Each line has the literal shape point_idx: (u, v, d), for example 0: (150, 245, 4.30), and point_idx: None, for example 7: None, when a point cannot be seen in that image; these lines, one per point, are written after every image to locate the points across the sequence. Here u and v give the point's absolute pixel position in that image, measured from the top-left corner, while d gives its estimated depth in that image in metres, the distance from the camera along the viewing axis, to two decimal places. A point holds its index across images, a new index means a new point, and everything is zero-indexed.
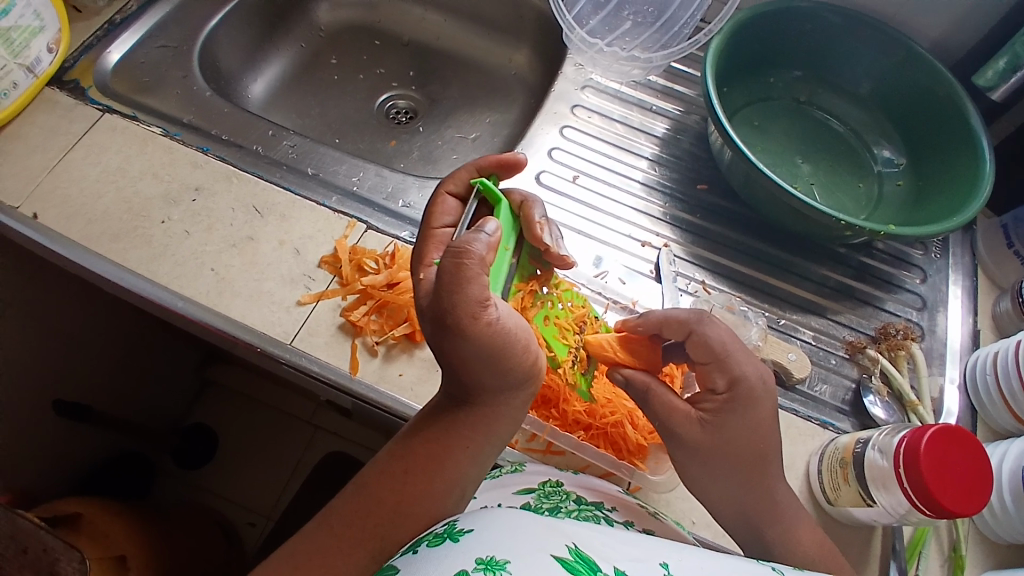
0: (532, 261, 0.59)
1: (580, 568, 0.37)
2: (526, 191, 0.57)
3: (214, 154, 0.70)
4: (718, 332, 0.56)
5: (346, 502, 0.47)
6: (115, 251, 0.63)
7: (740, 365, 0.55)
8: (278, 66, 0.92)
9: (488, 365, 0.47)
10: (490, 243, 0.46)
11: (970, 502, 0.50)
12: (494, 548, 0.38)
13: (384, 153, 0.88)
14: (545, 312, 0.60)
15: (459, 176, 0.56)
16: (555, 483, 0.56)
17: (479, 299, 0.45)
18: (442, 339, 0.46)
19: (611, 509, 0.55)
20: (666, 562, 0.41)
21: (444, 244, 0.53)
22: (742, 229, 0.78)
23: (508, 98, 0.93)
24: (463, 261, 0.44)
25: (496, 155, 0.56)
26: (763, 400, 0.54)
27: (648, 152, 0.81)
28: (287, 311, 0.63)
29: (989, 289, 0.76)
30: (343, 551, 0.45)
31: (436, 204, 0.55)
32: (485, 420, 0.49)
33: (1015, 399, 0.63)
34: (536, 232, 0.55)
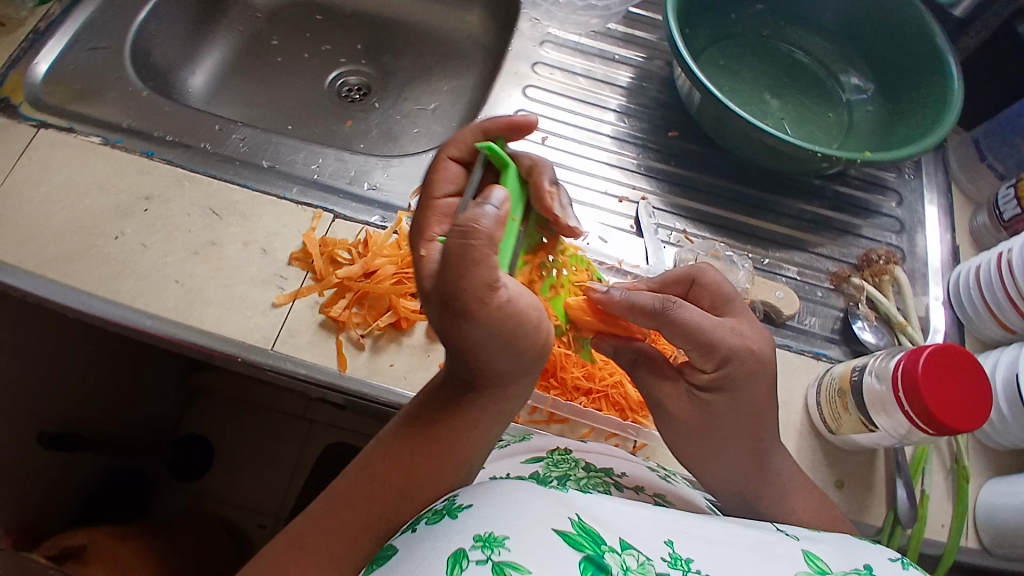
0: (540, 228, 0.57)
1: (584, 540, 0.37)
2: (537, 155, 0.53)
3: (161, 158, 0.66)
4: (691, 314, 0.52)
5: (351, 484, 0.46)
6: (72, 273, 0.60)
7: (724, 344, 0.52)
8: (218, 54, 0.86)
9: (498, 348, 0.45)
10: (497, 216, 0.41)
11: (977, 417, 0.51)
12: (491, 524, 0.37)
13: (342, 134, 0.84)
14: (551, 281, 0.59)
15: (462, 138, 0.53)
16: (563, 451, 0.56)
17: (486, 282, 0.41)
18: (451, 322, 0.43)
19: (621, 474, 0.54)
20: (670, 541, 0.40)
21: (449, 217, 0.50)
22: (716, 173, 0.76)
23: (463, 63, 0.89)
24: (468, 243, 0.40)
25: (503, 117, 0.53)
26: (759, 375, 0.53)
27: (614, 104, 0.79)
28: (264, 315, 0.60)
29: (964, 204, 0.76)
30: (347, 535, 0.44)
31: (438, 171, 0.53)
32: (494, 399, 0.49)
33: (1001, 310, 0.65)
34: (546, 202, 0.53)
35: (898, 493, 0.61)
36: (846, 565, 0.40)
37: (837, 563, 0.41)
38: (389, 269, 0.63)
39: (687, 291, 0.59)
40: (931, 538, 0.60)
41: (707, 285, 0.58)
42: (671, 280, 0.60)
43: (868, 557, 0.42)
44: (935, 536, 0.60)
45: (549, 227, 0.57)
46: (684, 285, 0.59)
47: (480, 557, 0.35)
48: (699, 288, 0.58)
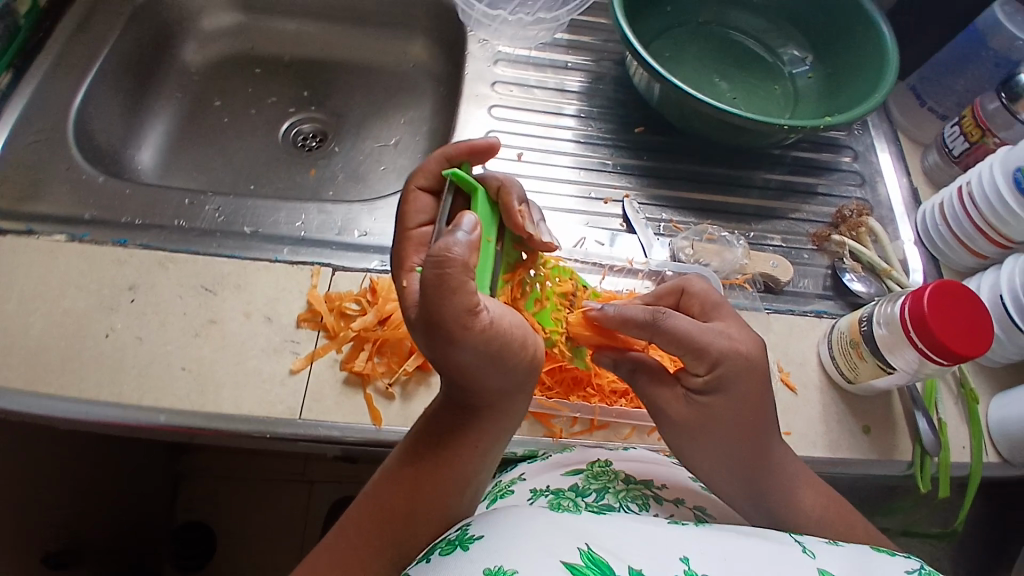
0: (516, 245, 0.57)
1: (589, 571, 0.39)
2: (501, 175, 0.54)
3: (135, 244, 0.63)
4: (682, 321, 0.53)
5: (360, 512, 0.49)
6: (68, 383, 0.56)
7: (717, 346, 0.53)
8: (160, 124, 0.83)
9: (484, 366, 0.45)
10: (468, 243, 0.41)
11: (980, 343, 0.54)
12: (499, 557, 0.39)
13: (307, 185, 0.82)
14: (535, 296, 0.60)
15: (427, 167, 0.54)
16: (602, 462, 0.57)
17: (467, 309, 0.41)
18: (433, 346, 0.43)
19: (660, 485, 0.55)
20: (685, 558, 0.42)
21: (424, 246, 0.51)
22: (686, 158, 0.79)
23: (414, 93, 0.89)
24: (445, 271, 0.40)
25: (463, 142, 0.53)
26: (751, 374, 0.54)
27: (575, 109, 0.80)
28: (284, 384, 0.58)
29: (913, 149, 0.82)
30: (361, 560, 0.47)
31: (409, 202, 0.53)
32: (494, 419, 0.50)
33: (970, 239, 0.70)
34: (518, 220, 0.53)
35: (920, 422, 0.64)
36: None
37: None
38: (403, 313, 0.62)
39: (678, 301, 0.60)
40: (957, 460, 0.64)
41: (696, 293, 0.58)
42: (662, 292, 0.60)
43: (885, 568, 0.43)
44: (960, 458, 0.64)
45: (525, 244, 0.57)
46: (675, 296, 0.60)
47: None
48: (688, 298, 0.59)
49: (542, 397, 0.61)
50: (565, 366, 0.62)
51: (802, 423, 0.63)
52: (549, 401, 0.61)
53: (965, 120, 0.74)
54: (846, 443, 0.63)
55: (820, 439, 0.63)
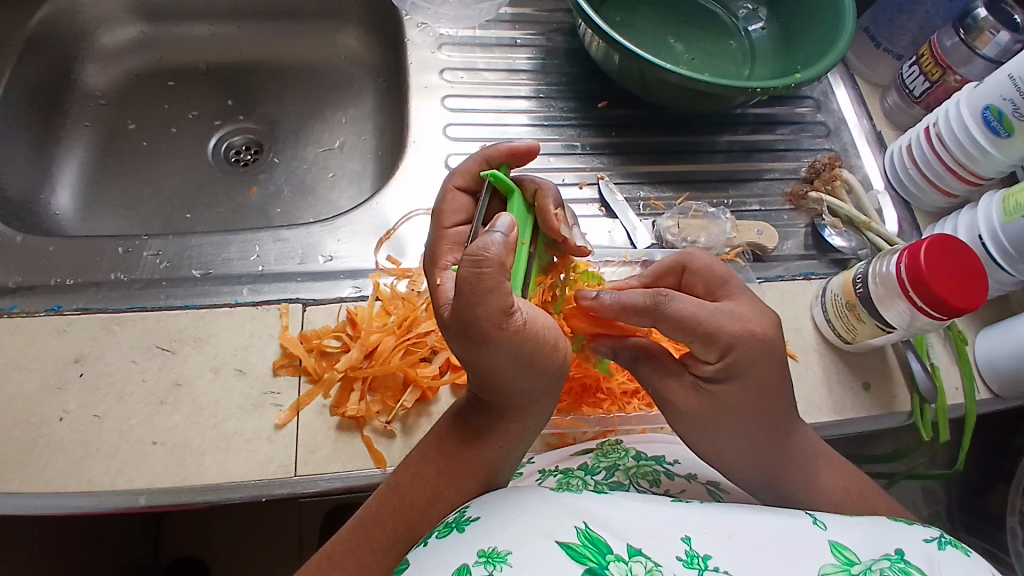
0: (549, 248, 0.53)
1: (588, 551, 0.38)
2: (539, 178, 0.50)
3: (72, 309, 0.56)
4: (688, 304, 0.47)
5: (377, 504, 0.46)
6: (24, 479, 0.50)
7: (728, 329, 0.47)
8: (71, 159, 0.74)
9: (516, 368, 0.42)
10: (506, 242, 0.39)
11: (977, 293, 0.53)
12: (494, 540, 0.39)
13: (251, 205, 0.74)
14: (564, 299, 0.56)
15: (467, 168, 0.51)
16: (612, 441, 0.55)
17: (502, 309, 0.38)
18: (467, 346, 0.40)
19: (672, 462, 0.53)
20: (686, 537, 0.41)
21: (460, 246, 0.49)
22: (652, 128, 0.75)
23: (351, 89, 0.82)
24: (481, 270, 0.37)
25: (505, 144, 0.49)
26: (765, 357, 0.48)
27: (530, 90, 0.76)
28: (271, 442, 0.53)
29: (871, 90, 0.81)
30: (373, 549, 0.44)
31: (445, 202, 0.51)
32: (520, 418, 0.48)
33: (940, 179, 0.70)
34: (555, 225, 0.49)
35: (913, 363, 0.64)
36: (875, 553, 0.40)
37: (864, 553, 0.40)
38: (389, 342, 0.57)
39: (679, 279, 0.55)
40: (952, 402, 0.64)
41: (699, 270, 0.53)
42: (661, 271, 0.55)
43: (900, 540, 0.42)
44: (954, 399, 0.65)
45: (559, 247, 0.53)
46: (675, 274, 0.55)
47: (483, 572, 0.37)
48: (690, 275, 0.54)
49: (556, 416, 0.58)
50: (571, 374, 0.58)
51: (806, 390, 0.62)
52: (565, 420, 0.58)
53: (923, 59, 0.73)
54: (850, 402, 0.62)
55: (825, 402, 0.62)
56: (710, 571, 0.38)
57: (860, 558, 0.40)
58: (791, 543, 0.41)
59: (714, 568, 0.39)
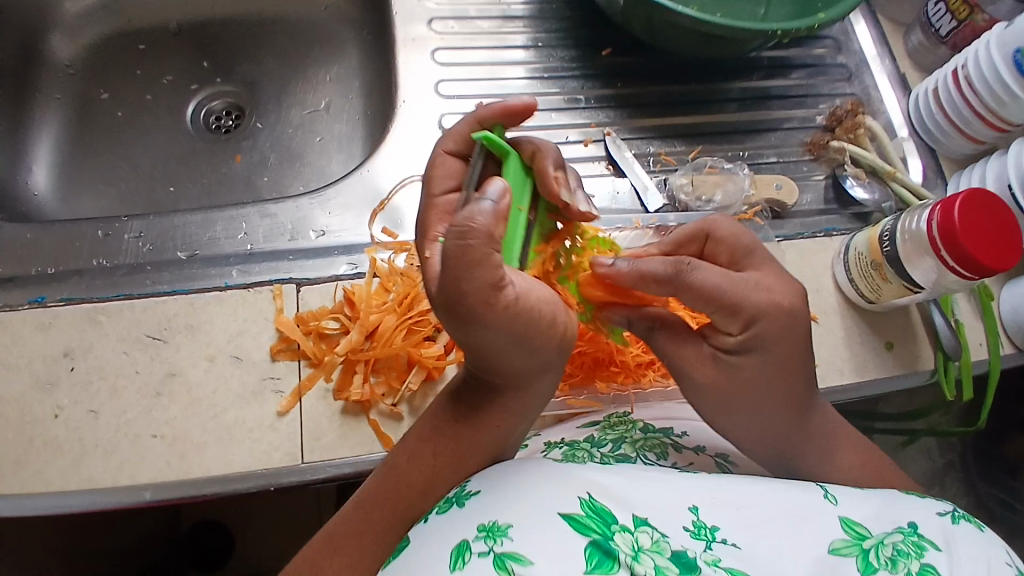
0: (551, 214, 0.49)
1: (593, 523, 0.35)
2: (537, 140, 0.45)
3: (55, 300, 0.53)
4: (710, 272, 0.45)
5: (373, 486, 0.43)
6: (20, 482, 0.48)
7: (752, 299, 0.45)
8: (44, 135, 0.70)
9: (512, 346, 0.38)
10: (498, 211, 0.34)
11: (1012, 252, 0.50)
12: (494, 514, 0.36)
13: (237, 176, 0.70)
14: (569, 270, 0.50)
15: (456, 130, 0.46)
16: (620, 414, 0.53)
17: (489, 285, 0.34)
18: (455, 327, 0.35)
19: (680, 433, 0.51)
20: (694, 506, 0.38)
21: (450, 215, 0.44)
22: (660, 77, 0.70)
23: (334, 43, 0.77)
24: (466, 244, 0.33)
25: (499, 102, 0.45)
26: (789, 331, 0.45)
27: (527, 39, 0.71)
28: (274, 431, 0.50)
29: (893, 26, 0.76)
30: (373, 535, 0.41)
31: (435, 168, 0.46)
32: (518, 396, 0.44)
33: (967, 124, 0.65)
34: (554, 188, 0.44)
35: (935, 316, 0.61)
36: (888, 526, 0.37)
37: (879, 525, 0.37)
38: (391, 321, 0.54)
39: (702, 248, 0.50)
40: (976, 358, 0.61)
41: (723, 238, 0.49)
42: (683, 239, 0.51)
43: (911, 512, 0.38)
44: (978, 355, 0.62)
45: (561, 212, 0.48)
46: (698, 242, 0.50)
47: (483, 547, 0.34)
48: (714, 244, 0.50)
49: (570, 396, 0.56)
50: (583, 349, 0.56)
51: (827, 352, 0.59)
52: (579, 399, 0.56)
53: None
54: (873, 364, 0.60)
55: (847, 364, 0.59)
56: (720, 544, 0.36)
57: (871, 533, 0.37)
58: (808, 511, 0.38)
59: (723, 540, 0.36)
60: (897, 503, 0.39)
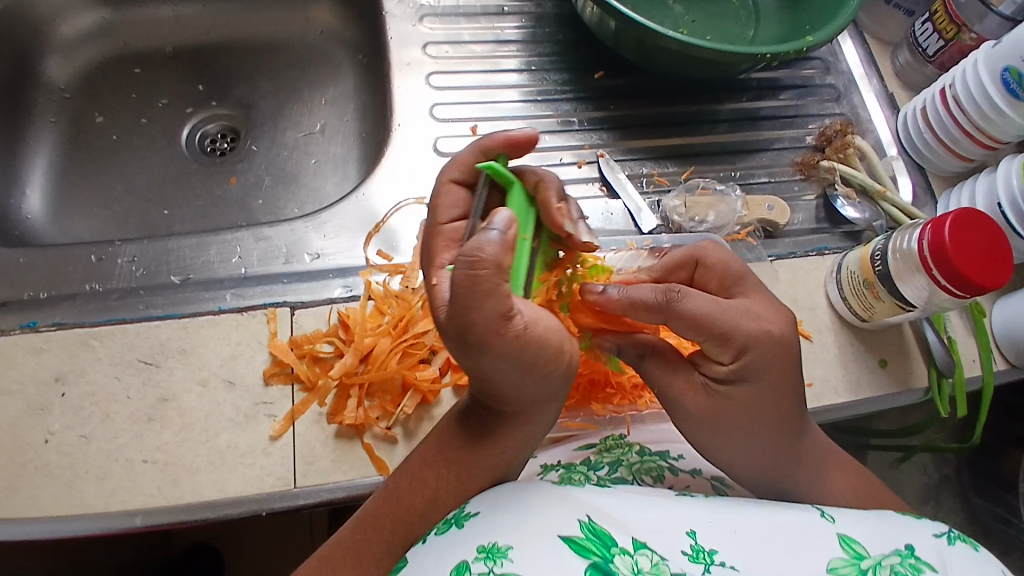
0: (553, 243, 0.48)
1: (592, 545, 0.35)
2: (541, 168, 0.45)
3: (47, 325, 0.53)
4: (701, 300, 0.45)
5: (375, 505, 0.43)
6: (9, 510, 0.47)
7: (744, 326, 0.45)
8: (39, 159, 0.70)
9: (521, 374, 0.38)
10: (504, 241, 0.34)
11: (1002, 272, 0.51)
12: (495, 533, 0.36)
13: (232, 199, 0.71)
14: (572, 298, 0.51)
15: (462, 159, 0.46)
16: (615, 436, 0.53)
17: (499, 316, 0.34)
18: (463, 354, 0.35)
19: (677, 456, 0.51)
20: (692, 530, 0.38)
21: (457, 242, 0.43)
22: (652, 98, 0.71)
23: (329, 67, 0.77)
24: (476, 273, 0.32)
25: (502, 132, 0.45)
26: (781, 358, 0.46)
27: (521, 62, 0.71)
28: (267, 455, 0.50)
29: (880, 47, 0.77)
30: (372, 554, 0.41)
31: (440, 196, 0.45)
32: (525, 422, 0.43)
33: (955, 144, 0.66)
34: (559, 220, 0.44)
35: (928, 334, 0.61)
36: (885, 547, 0.37)
37: (877, 545, 0.37)
38: (385, 344, 0.54)
39: (691, 275, 0.52)
40: (970, 375, 0.62)
41: (712, 264, 0.50)
42: (673, 266, 0.52)
43: (909, 533, 0.38)
44: (972, 372, 0.62)
45: (563, 241, 0.48)
46: (688, 269, 0.51)
47: (483, 568, 0.34)
48: (704, 271, 0.51)
49: (565, 418, 0.56)
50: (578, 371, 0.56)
51: (822, 371, 0.59)
52: (575, 421, 0.56)
53: (937, 16, 0.69)
54: (867, 382, 0.60)
55: (841, 382, 0.59)
56: (718, 567, 0.35)
57: (869, 552, 0.37)
58: (800, 534, 0.38)
59: (721, 562, 0.36)
60: (896, 524, 0.39)
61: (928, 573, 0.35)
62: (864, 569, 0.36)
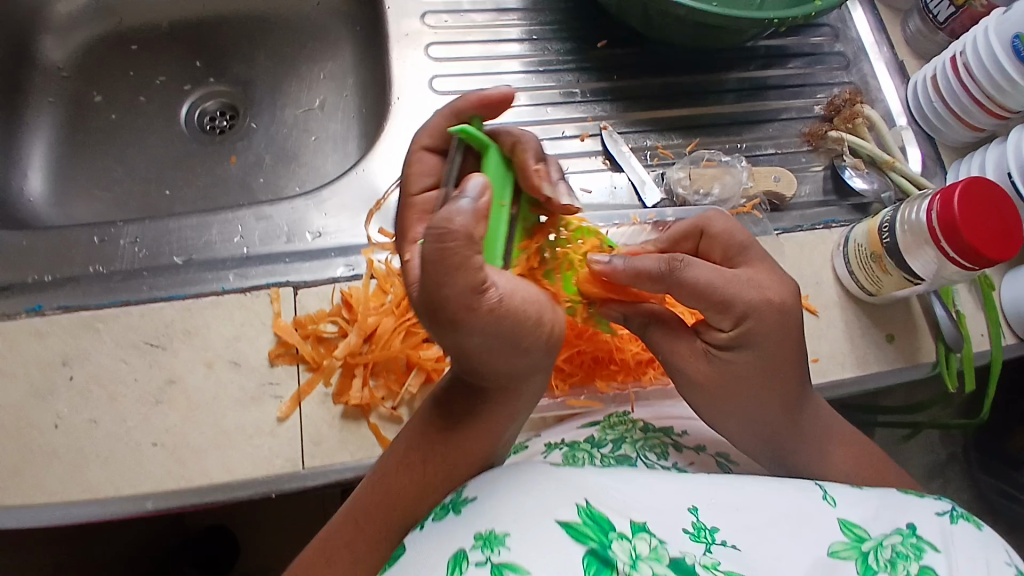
0: (534, 208, 0.46)
1: (590, 530, 0.35)
2: (516, 130, 0.43)
3: (51, 308, 0.53)
4: (703, 270, 0.45)
5: (366, 493, 0.43)
6: (22, 493, 0.48)
7: (744, 295, 0.44)
8: (37, 140, 0.69)
9: (501, 353, 0.37)
10: (476, 211, 0.33)
11: (1010, 246, 0.50)
12: (491, 521, 0.36)
13: (232, 177, 0.70)
14: (553, 264, 0.49)
15: (433, 124, 0.46)
16: (619, 413, 0.53)
17: (472, 289, 0.32)
18: (435, 332, 0.34)
19: (680, 433, 0.51)
20: (694, 506, 0.38)
21: (427, 213, 0.45)
22: (657, 69, 0.70)
23: (327, 40, 0.76)
24: (445, 245, 0.31)
25: (475, 93, 0.44)
26: (782, 329, 0.45)
27: (522, 33, 0.70)
28: (274, 435, 0.50)
29: (893, 12, 0.75)
30: (366, 542, 0.41)
31: (413, 164, 0.46)
32: (507, 401, 0.43)
33: (967, 113, 0.65)
34: (537, 183, 0.42)
35: (936, 308, 0.61)
36: (886, 528, 0.37)
37: (879, 527, 0.37)
38: (389, 324, 0.54)
39: (697, 245, 0.51)
40: (978, 350, 0.61)
41: (717, 234, 0.49)
42: (678, 237, 0.51)
43: (911, 514, 0.38)
44: (980, 347, 0.61)
45: (544, 206, 0.46)
46: (693, 239, 0.51)
47: (481, 557, 0.34)
48: (708, 241, 0.50)
49: (570, 395, 0.56)
50: (583, 347, 0.56)
51: (828, 347, 0.59)
52: (579, 399, 0.56)
53: None
54: (874, 357, 0.60)
55: (848, 358, 0.59)
56: (719, 545, 0.36)
57: (870, 535, 0.37)
58: (802, 518, 0.38)
59: (722, 541, 0.36)
60: (900, 502, 0.40)
61: (930, 553, 0.36)
62: (865, 551, 0.36)
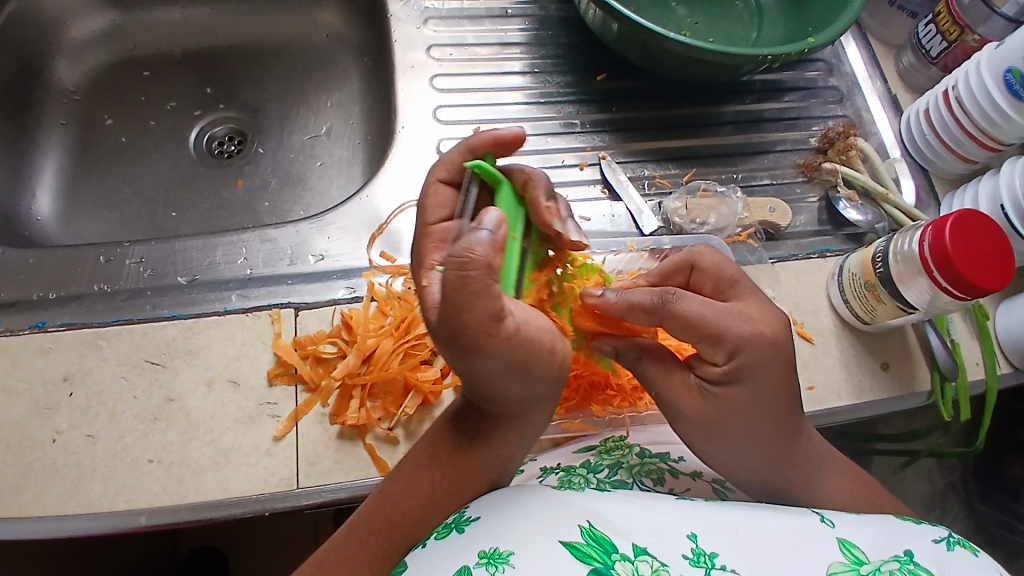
0: (543, 243, 0.48)
1: (593, 551, 0.35)
2: (529, 169, 0.46)
3: (55, 325, 0.54)
4: (694, 303, 0.46)
5: (368, 511, 0.43)
6: (17, 510, 0.48)
7: (737, 329, 0.45)
8: (48, 161, 0.71)
9: (512, 376, 0.38)
10: (493, 241, 0.34)
11: (1004, 274, 0.51)
12: (495, 539, 0.36)
13: (237, 200, 0.71)
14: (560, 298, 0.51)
15: (449, 159, 0.46)
16: (615, 438, 0.54)
17: (490, 316, 0.34)
18: (454, 358, 0.35)
19: (677, 458, 0.51)
20: (693, 533, 0.38)
21: (444, 243, 0.43)
22: (656, 101, 0.71)
23: (335, 69, 0.78)
24: (467, 272, 0.32)
25: (490, 132, 0.45)
26: (776, 359, 0.46)
27: (525, 65, 0.72)
28: (271, 455, 0.51)
29: (885, 49, 0.77)
30: (366, 562, 0.41)
31: (428, 196, 0.46)
32: (516, 423, 0.44)
33: (959, 145, 0.66)
34: (548, 219, 0.45)
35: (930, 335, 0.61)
36: (884, 553, 0.37)
37: (877, 552, 0.37)
38: (388, 345, 0.55)
39: (687, 279, 0.51)
40: (973, 378, 0.61)
41: (708, 269, 0.50)
42: (669, 270, 0.52)
43: (909, 540, 0.38)
44: (975, 374, 0.61)
45: (553, 241, 0.48)
46: (683, 274, 0.52)
47: (485, 574, 0.34)
48: (699, 275, 0.51)
49: (566, 419, 0.56)
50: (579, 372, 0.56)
51: (824, 375, 0.60)
52: (575, 422, 0.56)
53: (940, 17, 0.69)
54: (869, 385, 0.60)
55: (843, 386, 0.60)
56: (719, 570, 0.36)
57: (869, 558, 0.37)
58: (800, 541, 0.38)
59: (722, 566, 0.36)
60: (897, 528, 0.39)
61: None
62: (864, 574, 0.36)
